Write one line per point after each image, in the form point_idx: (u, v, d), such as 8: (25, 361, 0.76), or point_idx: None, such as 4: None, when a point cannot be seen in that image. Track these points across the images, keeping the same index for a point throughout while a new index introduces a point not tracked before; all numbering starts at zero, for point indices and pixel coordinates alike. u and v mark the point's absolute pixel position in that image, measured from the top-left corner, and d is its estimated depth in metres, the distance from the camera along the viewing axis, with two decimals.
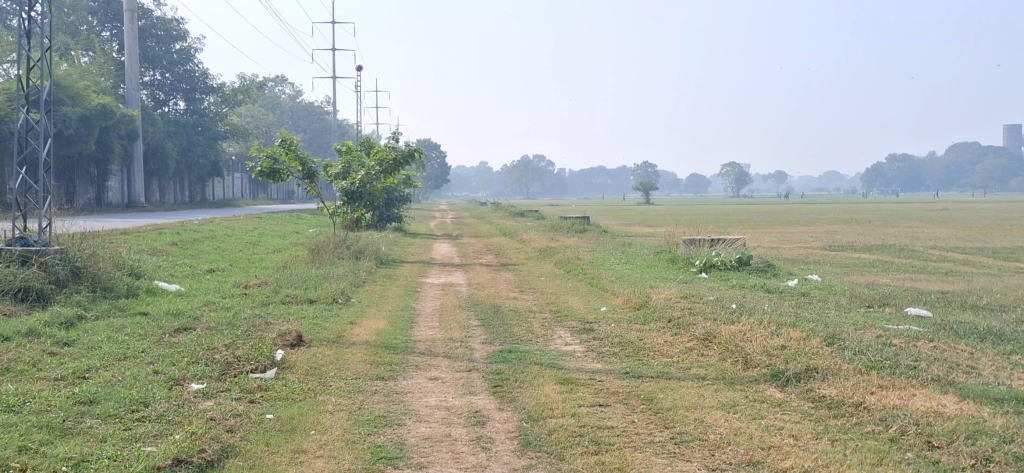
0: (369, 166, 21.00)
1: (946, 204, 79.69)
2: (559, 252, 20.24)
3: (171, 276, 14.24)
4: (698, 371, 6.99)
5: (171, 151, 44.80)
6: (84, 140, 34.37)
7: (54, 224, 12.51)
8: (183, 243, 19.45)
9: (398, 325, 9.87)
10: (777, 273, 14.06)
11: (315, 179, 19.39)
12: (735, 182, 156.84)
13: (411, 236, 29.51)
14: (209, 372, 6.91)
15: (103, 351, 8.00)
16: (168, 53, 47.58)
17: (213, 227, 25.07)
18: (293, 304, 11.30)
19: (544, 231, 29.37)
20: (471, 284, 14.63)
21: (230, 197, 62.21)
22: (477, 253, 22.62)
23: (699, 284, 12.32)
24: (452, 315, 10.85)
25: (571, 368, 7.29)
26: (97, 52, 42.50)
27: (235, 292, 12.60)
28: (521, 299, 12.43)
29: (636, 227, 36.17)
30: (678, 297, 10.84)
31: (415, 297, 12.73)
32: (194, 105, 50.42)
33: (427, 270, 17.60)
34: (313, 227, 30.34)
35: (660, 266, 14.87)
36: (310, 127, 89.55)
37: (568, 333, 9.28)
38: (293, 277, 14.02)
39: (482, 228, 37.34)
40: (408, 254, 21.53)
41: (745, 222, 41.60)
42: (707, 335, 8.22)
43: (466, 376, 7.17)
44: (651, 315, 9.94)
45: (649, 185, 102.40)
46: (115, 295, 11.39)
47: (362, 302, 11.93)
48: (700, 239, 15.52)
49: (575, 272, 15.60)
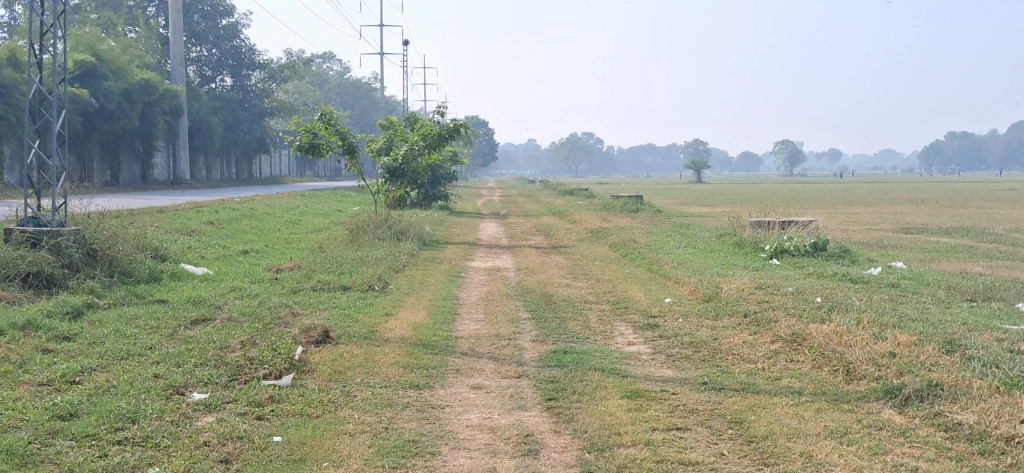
0: (413, 141, 19.96)
1: (1007, 183, 76.46)
2: (613, 233, 19.08)
3: (200, 258, 13.35)
4: (790, 384, 5.86)
5: (217, 127, 44.22)
6: (128, 115, 33.68)
7: (71, 202, 11.61)
8: (219, 222, 18.62)
9: (437, 318, 8.81)
10: (855, 259, 12.80)
11: (356, 155, 18.38)
12: (787, 160, 153.96)
13: (457, 215, 28.46)
14: (213, 377, 5.90)
15: (104, 347, 7.06)
16: (215, 29, 46.89)
17: (254, 204, 24.25)
18: (325, 292, 10.31)
19: (596, 211, 28.18)
20: (520, 269, 13.54)
21: (276, 174, 61.70)
22: (526, 234, 21.53)
23: (773, 272, 11.14)
24: (499, 306, 9.77)
25: (637, 376, 6.20)
26: (142, 27, 41.93)
27: (266, 277, 11.63)
28: (574, 288, 11.33)
29: (689, 207, 34.86)
30: (752, 289, 9.66)
31: (458, 284, 11.70)
32: (241, 81, 49.79)
33: (474, 252, 16.58)
34: (357, 205, 29.47)
35: (725, 251, 13.70)
36: (357, 105, 88.94)
37: (630, 330, 8.18)
38: (329, 260, 13.04)
39: (530, 207, 36.16)
40: (454, 235, 20.49)
41: (804, 201, 40.07)
42: (795, 336, 7.07)
43: (514, 384, 6.11)
44: (724, 309, 8.78)
45: (698, 163, 100.43)
46: (135, 281, 10.49)
47: (401, 289, 10.92)
48: (768, 222, 14.30)
49: (632, 256, 14.49)
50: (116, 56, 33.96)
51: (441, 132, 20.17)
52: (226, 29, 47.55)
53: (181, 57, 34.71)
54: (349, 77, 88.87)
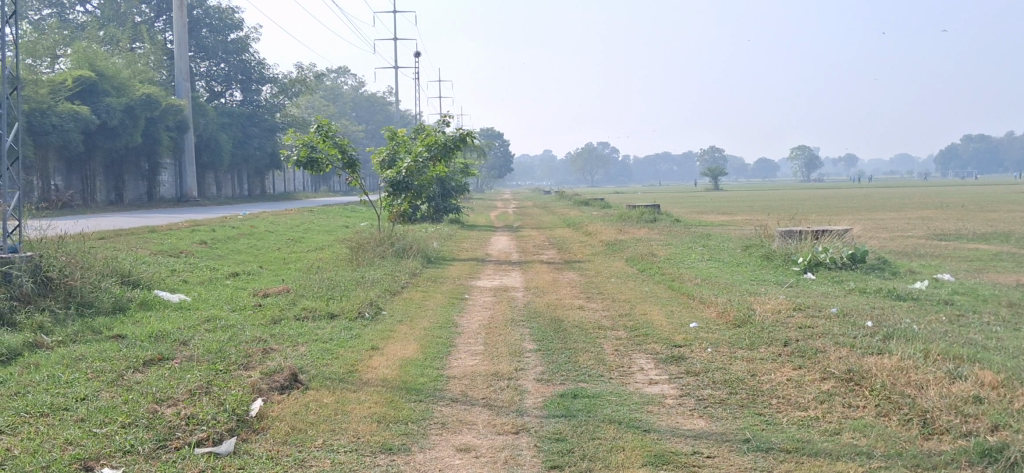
0: (417, 152, 18.51)
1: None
2: (629, 246, 17.91)
3: (181, 282, 12.24)
4: (853, 442, 4.67)
5: (225, 143, 43.32)
6: (130, 132, 32.54)
7: (29, 226, 10.51)
8: (212, 241, 17.54)
9: (429, 352, 7.67)
10: (897, 272, 11.62)
11: (356, 168, 17.28)
12: (804, 166, 152.18)
13: (468, 229, 27.41)
14: (134, 443, 4.76)
15: (25, 401, 5.95)
16: (224, 43, 45.94)
17: (256, 222, 23.21)
18: (308, 322, 9.19)
19: (612, 221, 27.08)
20: (530, 288, 12.41)
21: (289, 190, 60.85)
22: (538, 248, 20.41)
23: (811, 290, 9.97)
24: (502, 334, 8.63)
25: (664, 431, 5.02)
26: (146, 41, 40.85)
27: (247, 304, 10.53)
28: (588, 310, 10.16)
29: (710, 215, 33.68)
30: (790, 310, 8.49)
31: (459, 308, 10.58)
32: (251, 96, 48.94)
33: (482, 270, 15.48)
34: (365, 221, 28.43)
35: (754, 265, 12.56)
36: (372, 119, 88.57)
37: (652, 364, 7.01)
38: (319, 282, 11.93)
39: (545, 219, 35.05)
40: (462, 251, 19.37)
41: (828, 208, 38.88)
42: (852, 373, 5.88)
43: (511, 444, 4.96)
44: (759, 336, 7.61)
45: (715, 170, 98.84)
46: (96, 312, 9.40)
47: (395, 316, 9.78)
48: (799, 232, 13.14)
49: (650, 271, 13.36)
50: (118, 71, 32.94)
51: (447, 142, 18.59)
52: (235, 44, 46.69)
53: (186, 73, 33.73)
54: (362, 92, 88.48)
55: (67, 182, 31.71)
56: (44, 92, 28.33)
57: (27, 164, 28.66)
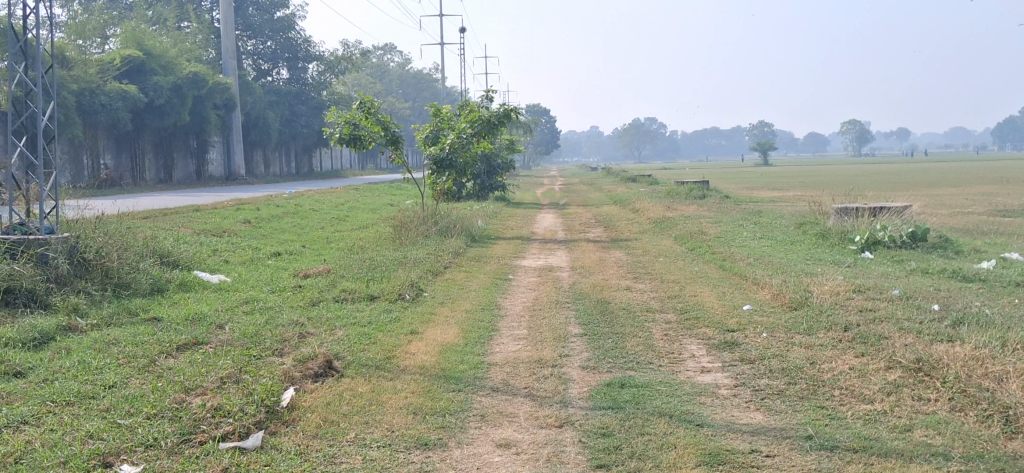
0: (460, 128, 18.23)
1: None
2: (678, 223, 17.46)
3: (223, 262, 12.07)
4: (927, 441, 4.28)
5: (273, 121, 43.34)
6: (179, 111, 32.50)
7: (66, 209, 10.35)
8: (256, 220, 17.41)
9: (471, 337, 7.37)
10: (961, 251, 11.09)
11: (400, 146, 16.99)
12: (856, 141, 149.63)
13: (514, 206, 27.10)
14: (157, 437, 4.54)
15: (51, 389, 5.75)
16: (270, 22, 45.89)
17: (301, 200, 23.09)
18: (347, 305, 8.94)
19: (660, 198, 26.59)
20: (576, 268, 12.07)
21: (336, 168, 60.94)
22: (584, 225, 20.03)
23: (870, 271, 9.51)
24: (547, 318, 8.30)
25: (719, 427, 4.68)
26: (193, 21, 40.65)
27: (288, 285, 10.30)
28: (636, 291, 9.79)
29: (760, 192, 32.99)
30: (849, 293, 8.06)
31: (502, 289, 10.27)
32: (298, 75, 48.92)
33: (527, 248, 15.15)
34: (411, 199, 28.23)
35: (809, 244, 12.09)
36: (419, 96, 88.38)
37: (705, 350, 6.66)
38: (361, 263, 11.67)
39: (592, 196, 34.64)
40: (506, 229, 19.05)
41: (883, 184, 37.94)
42: (921, 361, 5.49)
43: (555, 439, 4.64)
44: (818, 321, 7.21)
45: (765, 145, 97.31)
46: (133, 294, 9.22)
47: (437, 298, 9.49)
48: (856, 209, 12.64)
49: (700, 250, 12.95)
50: (165, 50, 32.95)
51: (490, 117, 18.30)
52: (282, 22, 46.61)
53: (232, 51, 33.60)
54: (409, 70, 88.46)
55: (116, 161, 31.87)
56: (94, 72, 28.41)
57: (78, 144, 28.83)
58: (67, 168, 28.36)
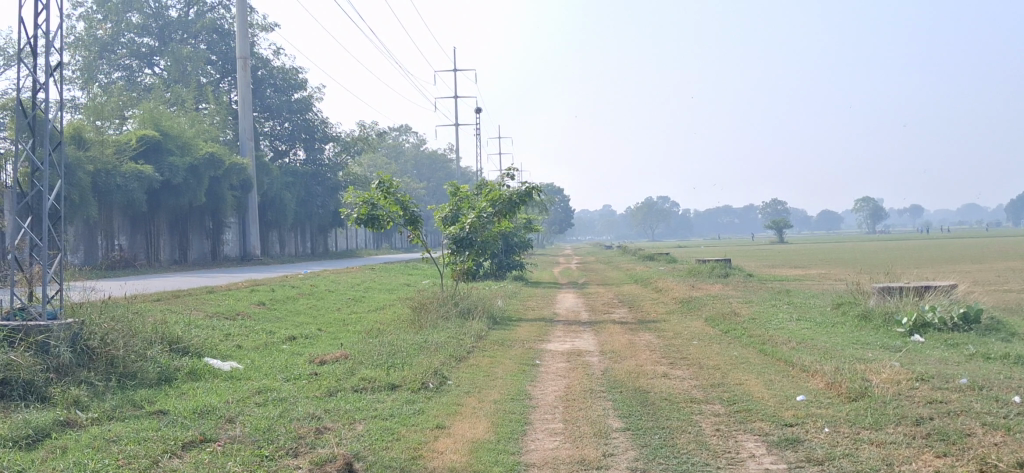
0: (481, 207, 17.71)
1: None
2: (707, 303, 16.83)
3: (235, 348, 11.47)
4: None
5: (289, 202, 43.10)
6: (194, 192, 32.20)
7: (70, 291, 9.79)
8: (271, 302, 16.87)
9: (502, 433, 6.75)
10: (1018, 334, 10.40)
11: (419, 225, 16.48)
12: (869, 217, 149.13)
13: (532, 286, 26.56)
14: None
15: None
16: (288, 103, 45.91)
17: (316, 281, 22.57)
18: (367, 395, 8.32)
19: (682, 277, 26.01)
20: (606, 352, 11.44)
21: (352, 248, 60.67)
22: (607, 305, 19.43)
23: (928, 356, 8.86)
24: (582, 409, 7.68)
25: None
26: (212, 102, 40.61)
27: (303, 372, 9.68)
28: (674, 379, 9.13)
29: (783, 269, 32.37)
30: (912, 382, 7.42)
31: (530, 376, 9.64)
32: (314, 155, 48.83)
33: (551, 331, 14.53)
34: (427, 278, 27.70)
35: (852, 326, 11.44)
36: (434, 176, 88.57)
37: (764, 449, 6.01)
38: (381, 348, 11.07)
39: (611, 274, 34.08)
40: (528, 310, 18.46)
41: (907, 260, 37.27)
42: None
43: None
44: (884, 414, 6.57)
45: (780, 222, 96.88)
46: (139, 384, 8.62)
47: (462, 387, 8.88)
48: (900, 289, 12.02)
49: (736, 332, 12.30)
50: (182, 130, 32.78)
51: (512, 196, 17.74)
52: (300, 103, 46.51)
53: (249, 132, 33.42)
54: (424, 149, 88.75)
55: (132, 241, 31.42)
56: (110, 152, 28.18)
57: (92, 224, 28.45)
58: (80, 248, 27.96)
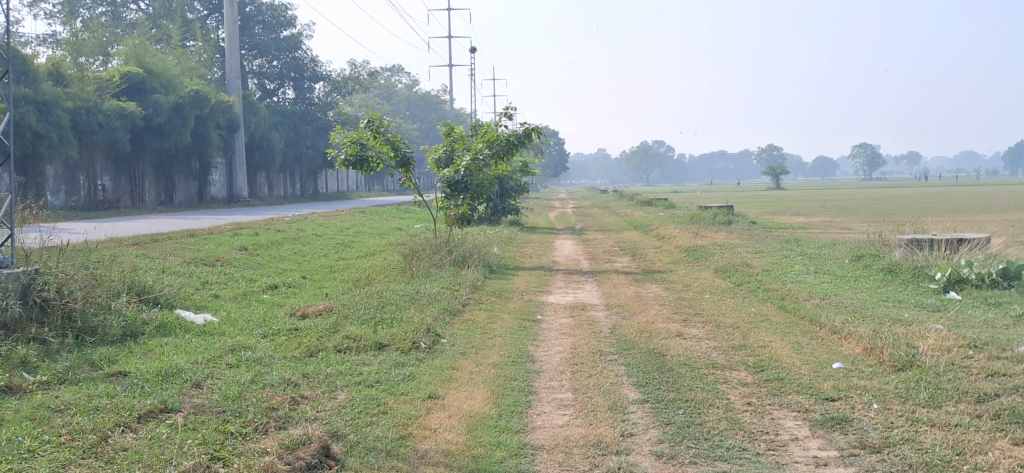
0: (477, 149, 16.77)
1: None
2: (714, 253, 16.00)
3: (211, 298, 10.62)
4: None
5: (277, 142, 42.02)
6: (179, 130, 31.09)
7: (24, 238, 8.86)
8: (255, 247, 15.98)
9: (505, 405, 5.94)
10: None
11: (410, 167, 15.54)
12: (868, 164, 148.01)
13: (528, 231, 25.74)
14: None
15: None
16: (276, 41, 44.66)
17: (302, 224, 21.66)
18: (351, 356, 7.49)
19: (683, 224, 25.16)
20: (611, 307, 10.61)
21: (341, 190, 59.71)
22: (608, 253, 18.61)
23: (970, 318, 8.06)
24: (592, 375, 6.86)
25: None
26: (198, 38, 39.34)
27: (283, 327, 8.85)
28: (691, 340, 8.31)
29: (785, 217, 31.48)
30: (964, 350, 6.62)
31: (532, 334, 8.82)
32: (303, 94, 47.68)
33: (551, 281, 13.72)
34: (419, 223, 26.83)
35: (877, 281, 10.63)
36: (426, 117, 87.45)
37: (808, 430, 5.22)
38: (368, 301, 10.23)
39: (608, 221, 33.22)
40: (525, 257, 17.65)
41: (913, 209, 36.43)
42: None
43: None
44: (940, 388, 5.76)
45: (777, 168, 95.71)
46: (100, 341, 7.79)
47: (457, 346, 8.06)
48: (932, 241, 11.21)
49: (750, 286, 11.48)
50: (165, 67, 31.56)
51: (509, 138, 16.89)
52: (288, 40, 45.26)
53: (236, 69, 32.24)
54: (417, 90, 87.33)
55: (115, 183, 30.44)
56: (90, 89, 27.05)
57: (71, 164, 27.40)
58: (60, 188, 27.02)
